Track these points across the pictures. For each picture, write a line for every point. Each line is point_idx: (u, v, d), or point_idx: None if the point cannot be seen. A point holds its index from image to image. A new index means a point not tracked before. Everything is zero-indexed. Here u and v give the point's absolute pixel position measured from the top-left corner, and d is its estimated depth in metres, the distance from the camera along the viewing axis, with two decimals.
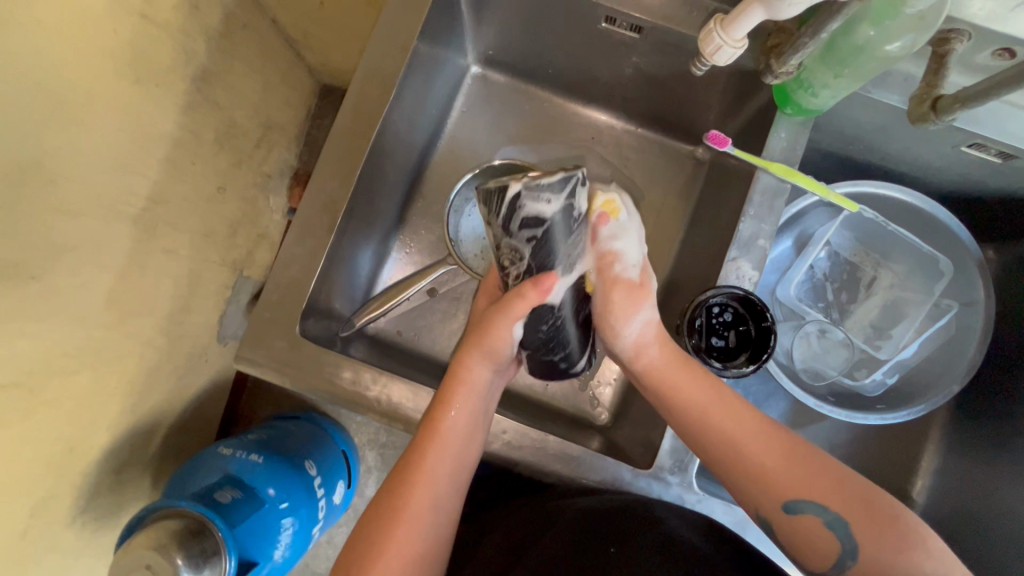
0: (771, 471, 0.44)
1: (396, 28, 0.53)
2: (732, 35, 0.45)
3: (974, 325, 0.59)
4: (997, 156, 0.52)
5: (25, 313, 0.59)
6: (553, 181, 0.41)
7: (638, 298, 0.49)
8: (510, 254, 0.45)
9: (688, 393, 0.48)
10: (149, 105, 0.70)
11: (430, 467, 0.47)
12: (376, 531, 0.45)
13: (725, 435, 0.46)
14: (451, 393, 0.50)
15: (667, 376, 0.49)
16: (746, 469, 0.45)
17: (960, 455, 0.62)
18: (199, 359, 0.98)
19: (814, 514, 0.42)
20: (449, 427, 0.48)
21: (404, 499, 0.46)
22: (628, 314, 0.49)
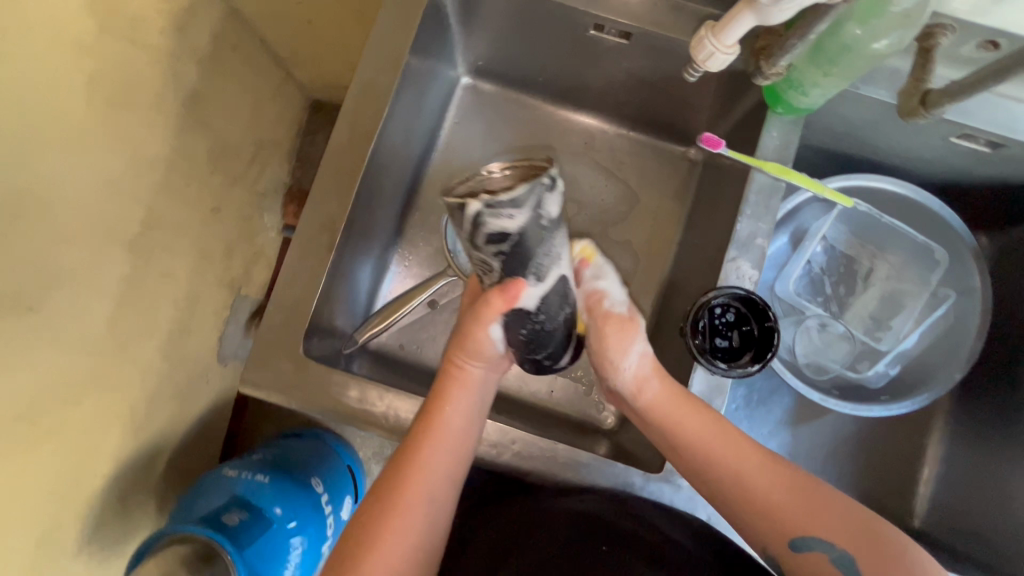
0: (777, 507, 0.44)
1: (387, 45, 0.53)
2: (723, 42, 0.45)
3: (973, 313, 0.60)
4: (986, 145, 0.53)
5: (24, 344, 0.59)
6: (517, 197, 0.35)
7: (630, 333, 0.50)
8: (480, 264, 0.41)
9: (692, 424, 0.48)
10: (141, 129, 0.70)
11: (423, 464, 0.47)
12: (367, 528, 0.44)
13: (732, 463, 0.46)
14: (444, 390, 0.50)
15: (670, 408, 0.49)
16: (753, 501, 0.45)
17: (965, 442, 0.63)
18: (200, 381, 0.97)
19: (822, 551, 0.42)
20: (442, 423, 0.48)
21: (396, 496, 0.45)
22: (625, 349, 0.50)
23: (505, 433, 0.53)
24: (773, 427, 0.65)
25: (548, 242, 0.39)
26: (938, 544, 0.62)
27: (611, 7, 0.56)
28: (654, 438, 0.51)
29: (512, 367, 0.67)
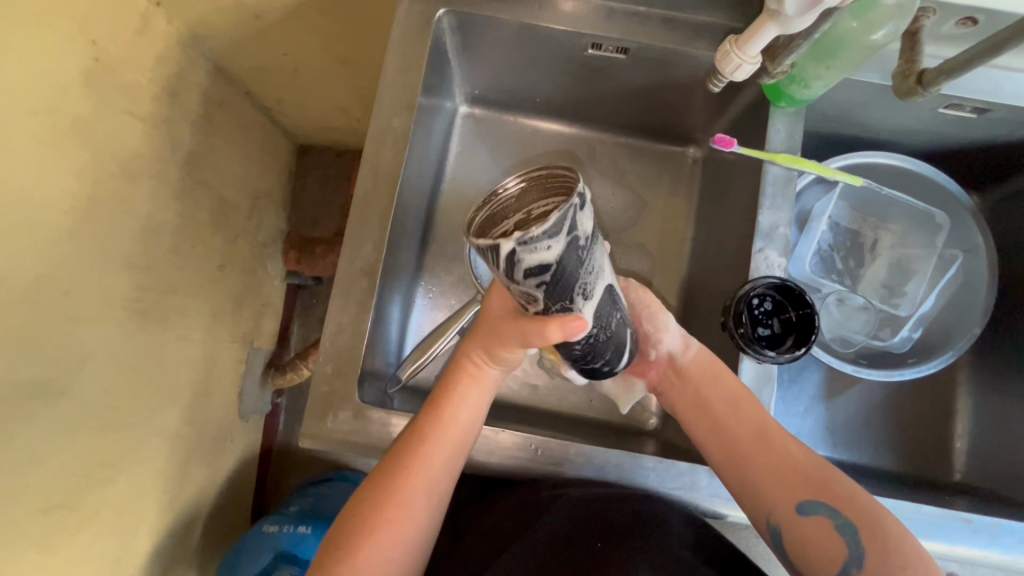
0: (790, 470, 0.49)
1: (396, 90, 0.56)
2: (748, 53, 0.49)
3: (980, 269, 0.63)
4: (972, 112, 0.57)
5: (58, 431, 0.57)
6: (550, 225, 0.32)
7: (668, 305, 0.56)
8: (520, 298, 0.38)
9: (719, 397, 0.53)
10: (147, 199, 0.68)
11: (426, 459, 0.49)
12: (368, 515, 0.48)
13: (759, 431, 0.51)
14: (453, 385, 0.52)
15: (711, 366, 0.54)
16: (770, 466, 0.49)
17: (995, 391, 0.66)
18: (224, 440, 0.96)
19: (826, 517, 0.46)
20: (449, 420, 0.50)
21: (398, 486, 0.48)
22: (664, 316, 0.55)
23: (567, 446, 0.53)
24: (808, 403, 0.67)
25: (586, 260, 0.36)
26: (980, 491, 0.64)
27: (606, 25, 0.57)
28: (691, 412, 0.54)
29: (547, 382, 0.68)
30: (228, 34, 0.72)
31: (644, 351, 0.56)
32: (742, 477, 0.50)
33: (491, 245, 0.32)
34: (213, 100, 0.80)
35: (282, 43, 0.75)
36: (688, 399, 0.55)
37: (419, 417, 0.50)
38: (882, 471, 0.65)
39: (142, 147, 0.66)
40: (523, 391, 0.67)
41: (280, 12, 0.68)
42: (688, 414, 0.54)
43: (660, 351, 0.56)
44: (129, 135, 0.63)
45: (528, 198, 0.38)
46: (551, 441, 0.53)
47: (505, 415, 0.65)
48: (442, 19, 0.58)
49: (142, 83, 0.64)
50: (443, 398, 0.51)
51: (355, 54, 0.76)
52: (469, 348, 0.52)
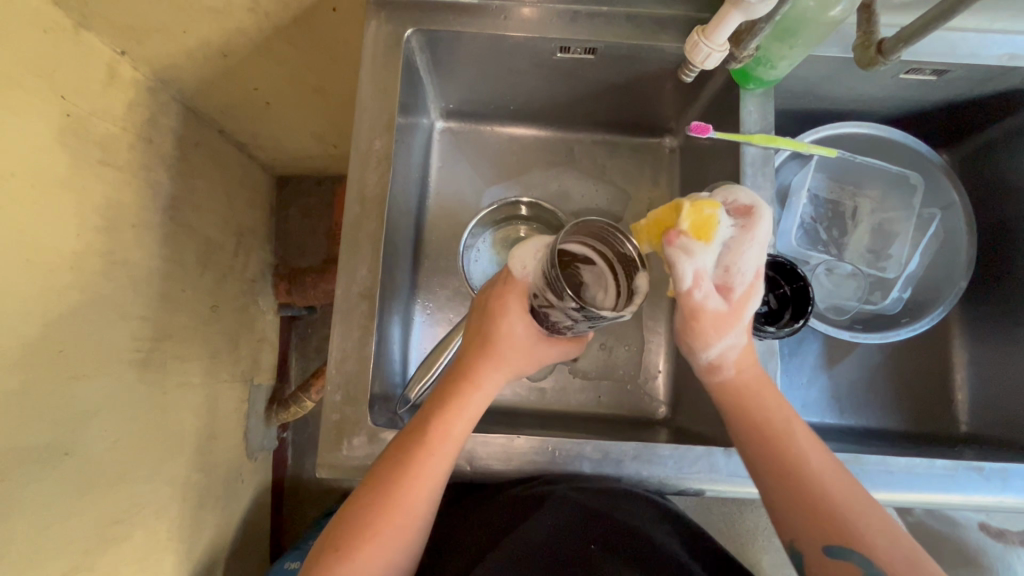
0: (826, 507, 0.45)
1: (374, 113, 0.56)
2: (715, 41, 0.50)
3: (959, 224, 0.65)
4: (932, 74, 0.59)
5: (67, 493, 0.56)
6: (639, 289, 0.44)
7: (727, 322, 0.51)
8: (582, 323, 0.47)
9: (777, 421, 0.50)
10: (133, 246, 0.67)
11: (427, 467, 0.48)
12: (367, 521, 0.47)
13: (800, 460, 0.48)
14: (455, 397, 0.52)
15: (762, 384, 0.52)
16: (805, 503, 0.46)
17: (988, 340, 0.67)
18: (235, 481, 0.94)
19: (858, 563, 0.43)
20: (451, 429, 0.50)
21: (397, 496, 0.47)
22: (723, 330, 0.52)
23: (583, 445, 0.53)
24: (811, 374, 0.68)
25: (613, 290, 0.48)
26: (986, 440, 0.65)
27: (572, 28, 0.58)
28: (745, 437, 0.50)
29: (553, 383, 0.68)
30: (197, 75, 0.72)
31: (710, 333, 0.52)
32: (778, 497, 0.48)
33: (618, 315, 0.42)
34: (188, 142, 0.79)
35: (251, 78, 0.75)
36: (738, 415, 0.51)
37: (421, 424, 0.50)
38: (890, 430, 0.67)
39: (120, 197, 0.65)
40: (531, 395, 0.68)
41: (247, 48, 0.68)
42: (741, 434, 0.51)
43: (719, 345, 0.52)
44: (107, 186, 0.63)
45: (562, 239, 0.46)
46: (565, 441, 0.53)
47: (516, 421, 0.65)
48: (411, 38, 0.59)
49: (117, 133, 0.64)
50: (445, 407, 0.51)
51: (325, 81, 0.76)
52: (479, 360, 0.53)
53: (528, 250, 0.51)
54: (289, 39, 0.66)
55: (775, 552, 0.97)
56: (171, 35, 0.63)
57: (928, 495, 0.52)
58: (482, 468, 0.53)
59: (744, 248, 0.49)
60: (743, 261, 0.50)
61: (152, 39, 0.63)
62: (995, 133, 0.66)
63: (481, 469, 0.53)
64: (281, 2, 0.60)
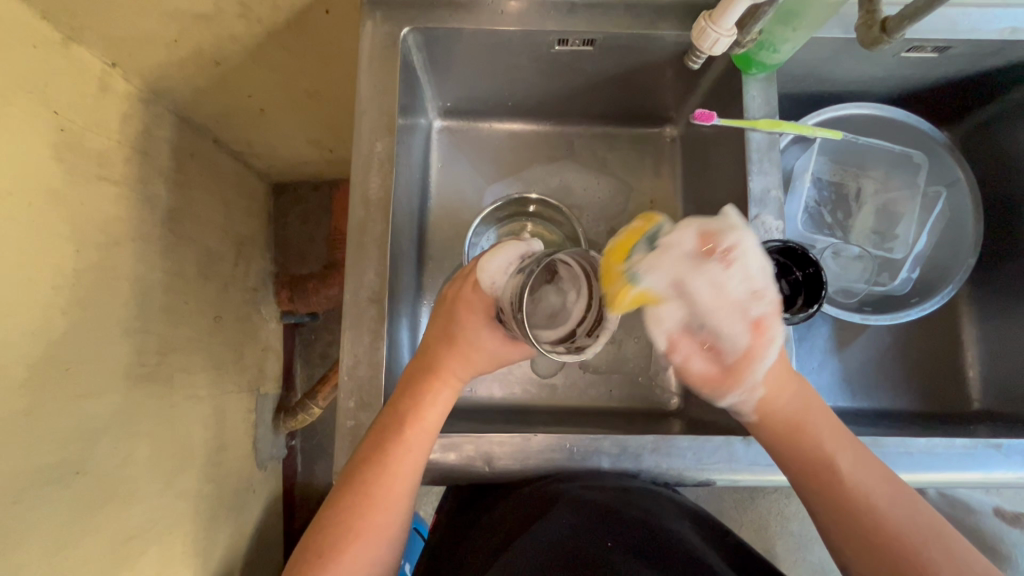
0: (873, 525, 0.43)
1: (375, 114, 0.56)
2: (722, 27, 0.50)
3: (965, 202, 0.65)
4: (934, 51, 0.59)
5: (80, 512, 0.56)
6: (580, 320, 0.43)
7: (737, 373, 0.47)
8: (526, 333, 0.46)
9: (807, 421, 0.47)
10: (134, 260, 0.67)
11: (402, 460, 0.48)
12: (347, 518, 0.46)
13: (836, 468, 0.45)
14: (422, 394, 0.51)
15: (798, 399, 0.48)
16: (845, 517, 0.44)
17: (997, 315, 0.67)
18: (247, 491, 0.94)
19: None
20: (422, 420, 0.50)
21: (374, 491, 0.47)
22: (737, 384, 0.47)
23: (600, 439, 0.54)
24: (821, 358, 0.68)
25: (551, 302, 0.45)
26: (999, 416, 0.65)
27: (570, 21, 0.58)
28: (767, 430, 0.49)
29: (563, 378, 0.68)
30: (190, 84, 0.71)
31: (711, 385, 0.48)
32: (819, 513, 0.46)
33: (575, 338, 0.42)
34: (184, 152, 0.78)
35: (246, 85, 0.74)
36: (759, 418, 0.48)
37: (393, 418, 0.49)
38: (902, 411, 0.67)
39: (117, 211, 0.64)
40: (543, 392, 0.67)
41: (241, 55, 0.67)
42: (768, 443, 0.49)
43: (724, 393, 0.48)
44: (104, 200, 0.62)
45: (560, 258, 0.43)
46: (584, 437, 0.54)
47: (529, 419, 0.65)
48: (407, 37, 0.58)
49: (111, 146, 0.63)
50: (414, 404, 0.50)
51: (321, 86, 0.75)
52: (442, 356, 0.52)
53: (500, 260, 0.50)
54: (283, 44, 0.66)
55: (787, 537, 0.97)
56: (163, 44, 0.62)
57: (947, 474, 0.52)
58: (502, 467, 0.54)
59: (708, 298, 0.43)
60: (718, 308, 0.43)
61: (143, 49, 0.62)
62: (999, 107, 0.65)
63: (500, 470, 0.54)
64: (274, 7, 0.59)
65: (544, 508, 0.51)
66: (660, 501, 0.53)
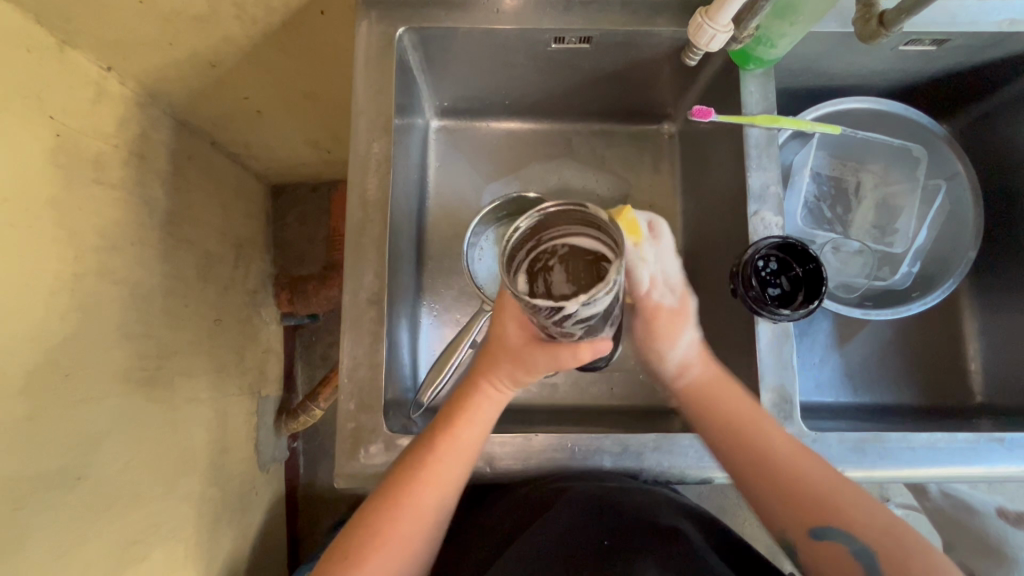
0: (802, 490, 0.48)
1: (372, 115, 0.56)
2: (719, 22, 0.50)
3: (965, 194, 0.65)
4: (931, 44, 0.59)
5: (83, 516, 0.56)
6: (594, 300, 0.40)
7: (680, 320, 0.58)
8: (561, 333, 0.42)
9: (733, 408, 0.52)
10: (133, 264, 0.67)
11: (439, 471, 0.49)
12: (379, 524, 0.48)
13: (767, 443, 0.50)
14: (467, 405, 0.52)
15: (716, 374, 0.56)
16: (778, 488, 0.49)
17: (999, 309, 0.67)
18: (250, 493, 0.94)
19: (843, 543, 0.46)
20: (464, 433, 0.51)
21: (410, 499, 0.48)
22: (683, 329, 0.58)
23: (602, 437, 0.53)
24: (822, 353, 0.68)
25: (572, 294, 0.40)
26: (1001, 410, 0.65)
27: (566, 18, 0.57)
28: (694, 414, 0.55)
29: (564, 378, 0.67)
30: (187, 86, 0.71)
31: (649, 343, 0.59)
32: (757, 488, 0.51)
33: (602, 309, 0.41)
34: (181, 156, 0.78)
35: (243, 87, 0.74)
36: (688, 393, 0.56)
37: (437, 430, 0.51)
38: (904, 405, 0.67)
39: (116, 216, 0.64)
40: (544, 391, 0.67)
41: (237, 57, 0.67)
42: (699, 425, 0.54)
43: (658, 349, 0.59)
44: (102, 204, 0.61)
45: (547, 223, 0.39)
46: (583, 437, 0.53)
47: (530, 420, 0.65)
48: (403, 37, 0.58)
49: (108, 150, 0.63)
50: (456, 416, 0.52)
51: (318, 87, 0.75)
52: (485, 368, 0.53)
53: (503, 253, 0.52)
54: (279, 46, 0.65)
55: None
56: (159, 47, 0.62)
57: (950, 469, 0.52)
58: (502, 468, 0.53)
59: (664, 251, 0.58)
60: (670, 260, 0.59)
61: (139, 52, 0.62)
62: (998, 99, 0.65)
63: (501, 471, 0.53)
64: (269, 9, 0.59)
65: (544, 505, 0.53)
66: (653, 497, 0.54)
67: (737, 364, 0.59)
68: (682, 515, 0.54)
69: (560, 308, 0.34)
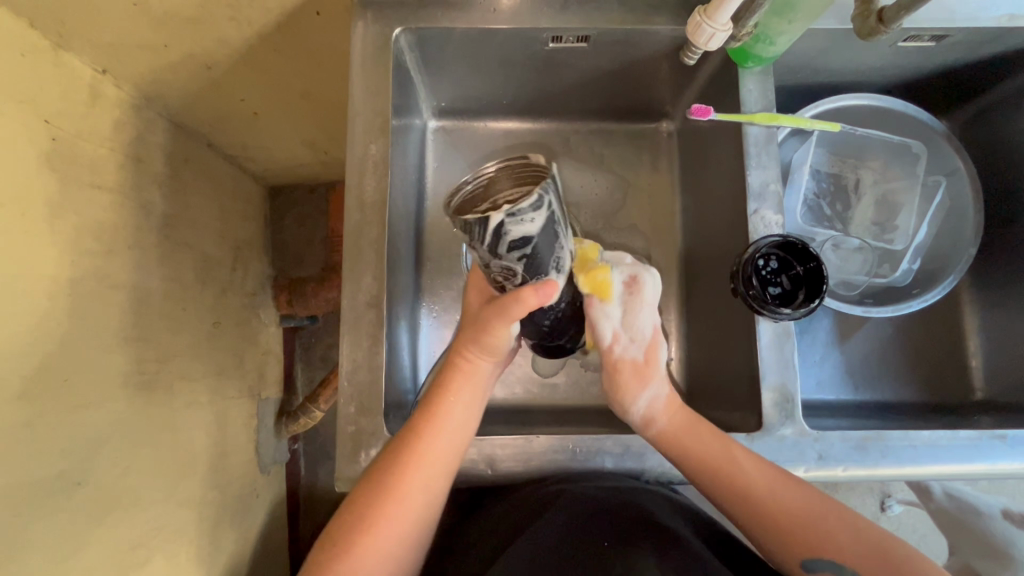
0: (784, 520, 0.48)
1: (370, 116, 0.55)
2: (718, 21, 0.50)
3: (965, 189, 0.65)
4: (931, 40, 0.59)
5: (82, 522, 0.55)
6: (534, 202, 0.41)
7: (644, 373, 0.56)
8: (502, 272, 0.46)
9: (703, 452, 0.51)
10: (130, 268, 0.66)
11: (425, 449, 0.49)
12: (368, 508, 0.47)
13: (743, 482, 0.50)
14: (449, 379, 0.53)
15: (690, 424, 0.53)
16: (761, 524, 0.49)
17: (1000, 304, 0.67)
18: (251, 496, 0.94)
19: (832, 570, 0.46)
20: (449, 410, 0.51)
21: (398, 479, 0.48)
22: (647, 377, 0.56)
23: (604, 438, 0.53)
24: (823, 351, 0.67)
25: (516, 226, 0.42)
26: (1002, 406, 0.65)
27: (563, 17, 0.57)
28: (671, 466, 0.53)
29: (564, 378, 0.67)
30: (183, 89, 0.71)
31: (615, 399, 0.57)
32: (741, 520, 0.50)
33: (483, 220, 0.40)
34: (178, 158, 0.78)
35: (239, 89, 0.73)
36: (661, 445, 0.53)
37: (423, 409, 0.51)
38: (905, 403, 0.66)
39: (112, 220, 0.63)
40: (545, 392, 0.67)
41: (233, 58, 0.67)
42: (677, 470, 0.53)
43: (626, 404, 0.56)
44: (98, 208, 0.61)
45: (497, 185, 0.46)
46: (585, 438, 0.53)
47: (531, 420, 0.65)
48: (399, 38, 0.58)
49: (104, 154, 0.62)
50: (440, 394, 0.52)
51: (314, 87, 0.75)
52: (461, 345, 0.54)
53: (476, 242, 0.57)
54: (275, 47, 0.65)
55: None
56: (154, 50, 0.62)
57: (953, 466, 0.52)
58: (504, 471, 0.53)
59: (639, 301, 0.58)
60: (644, 314, 0.58)
61: (134, 55, 0.62)
62: (998, 95, 0.65)
63: (502, 473, 0.53)
64: (264, 10, 0.59)
65: (541, 506, 0.53)
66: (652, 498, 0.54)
67: (738, 363, 0.59)
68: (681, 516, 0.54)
69: (487, 219, 0.40)
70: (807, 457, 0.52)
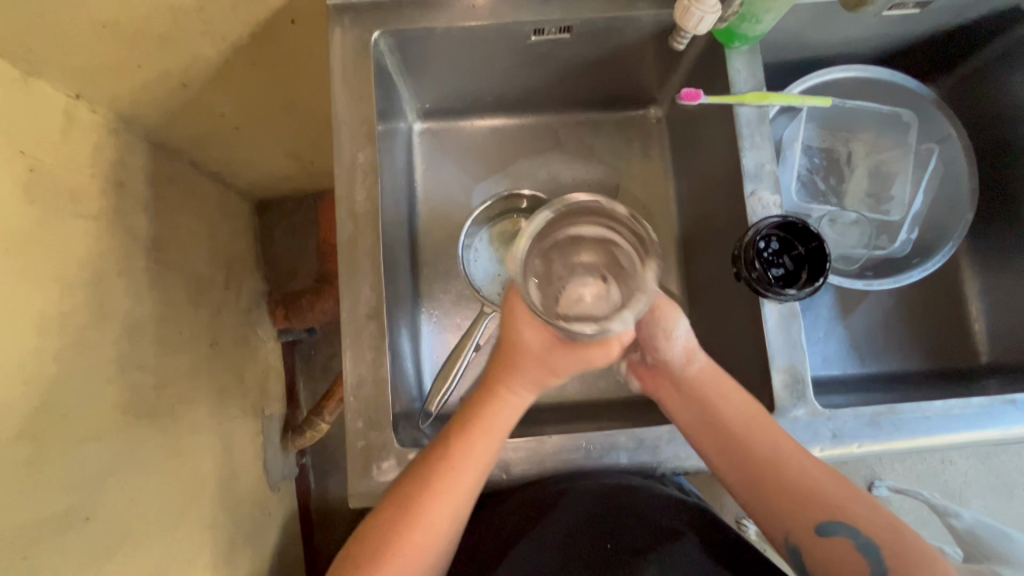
0: (815, 498, 0.50)
1: (356, 124, 0.54)
2: (706, 4, 0.49)
3: (958, 155, 0.64)
4: (915, 7, 0.58)
5: (92, 559, 0.54)
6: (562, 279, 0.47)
7: (673, 316, 0.52)
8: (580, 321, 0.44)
9: (735, 416, 0.52)
10: (121, 295, 0.65)
11: (451, 483, 0.49)
12: (387, 537, 0.49)
13: (775, 456, 0.51)
14: (481, 410, 0.51)
15: (717, 381, 0.54)
16: (787, 499, 0.51)
17: (999, 268, 0.67)
18: (263, 514, 0.93)
19: (847, 535, 0.49)
20: (475, 442, 0.50)
21: (418, 510, 0.49)
22: (676, 326, 0.53)
23: (616, 436, 0.52)
24: (827, 327, 0.67)
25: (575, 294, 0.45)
26: (1008, 368, 0.65)
27: (544, 9, 0.56)
28: (701, 431, 0.53)
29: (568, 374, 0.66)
30: (161, 108, 0.69)
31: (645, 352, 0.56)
32: (765, 502, 0.52)
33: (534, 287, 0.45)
34: (161, 179, 0.76)
35: (217, 104, 0.72)
36: (695, 406, 0.53)
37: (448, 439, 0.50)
38: (911, 372, 0.67)
39: (99, 246, 0.62)
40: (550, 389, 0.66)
41: (210, 73, 0.65)
42: (723, 455, 0.53)
43: (663, 359, 0.55)
44: (84, 238, 0.60)
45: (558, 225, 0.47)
46: (598, 436, 0.52)
47: (539, 419, 0.64)
48: (379, 41, 0.56)
49: (86, 181, 0.61)
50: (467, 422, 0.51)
51: (296, 98, 0.73)
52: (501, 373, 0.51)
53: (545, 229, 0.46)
54: (251, 59, 0.64)
55: None
56: (127, 70, 0.60)
57: (966, 434, 0.52)
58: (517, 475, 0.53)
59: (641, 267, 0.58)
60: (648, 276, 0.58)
61: (107, 77, 0.60)
62: (984, 57, 0.65)
63: (517, 475, 0.52)
64: (239, 22, 0.57)
65: (545, 504, 0.54)
66: (652, 497, 0.54)
67: (744, 346, 0.58)
68: (682, 512, 0.54)
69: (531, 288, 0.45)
70: (821, 436, 0.52)
